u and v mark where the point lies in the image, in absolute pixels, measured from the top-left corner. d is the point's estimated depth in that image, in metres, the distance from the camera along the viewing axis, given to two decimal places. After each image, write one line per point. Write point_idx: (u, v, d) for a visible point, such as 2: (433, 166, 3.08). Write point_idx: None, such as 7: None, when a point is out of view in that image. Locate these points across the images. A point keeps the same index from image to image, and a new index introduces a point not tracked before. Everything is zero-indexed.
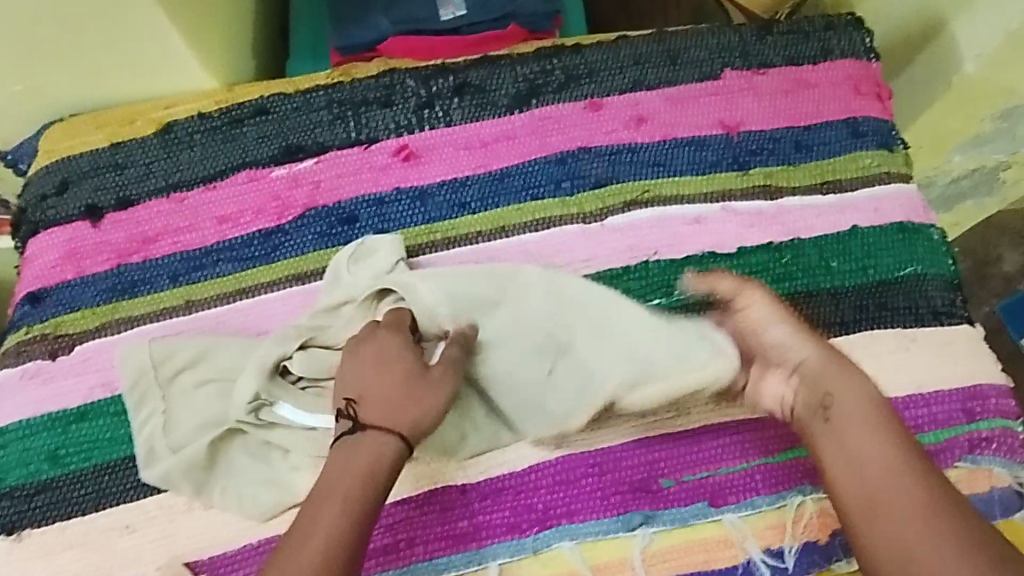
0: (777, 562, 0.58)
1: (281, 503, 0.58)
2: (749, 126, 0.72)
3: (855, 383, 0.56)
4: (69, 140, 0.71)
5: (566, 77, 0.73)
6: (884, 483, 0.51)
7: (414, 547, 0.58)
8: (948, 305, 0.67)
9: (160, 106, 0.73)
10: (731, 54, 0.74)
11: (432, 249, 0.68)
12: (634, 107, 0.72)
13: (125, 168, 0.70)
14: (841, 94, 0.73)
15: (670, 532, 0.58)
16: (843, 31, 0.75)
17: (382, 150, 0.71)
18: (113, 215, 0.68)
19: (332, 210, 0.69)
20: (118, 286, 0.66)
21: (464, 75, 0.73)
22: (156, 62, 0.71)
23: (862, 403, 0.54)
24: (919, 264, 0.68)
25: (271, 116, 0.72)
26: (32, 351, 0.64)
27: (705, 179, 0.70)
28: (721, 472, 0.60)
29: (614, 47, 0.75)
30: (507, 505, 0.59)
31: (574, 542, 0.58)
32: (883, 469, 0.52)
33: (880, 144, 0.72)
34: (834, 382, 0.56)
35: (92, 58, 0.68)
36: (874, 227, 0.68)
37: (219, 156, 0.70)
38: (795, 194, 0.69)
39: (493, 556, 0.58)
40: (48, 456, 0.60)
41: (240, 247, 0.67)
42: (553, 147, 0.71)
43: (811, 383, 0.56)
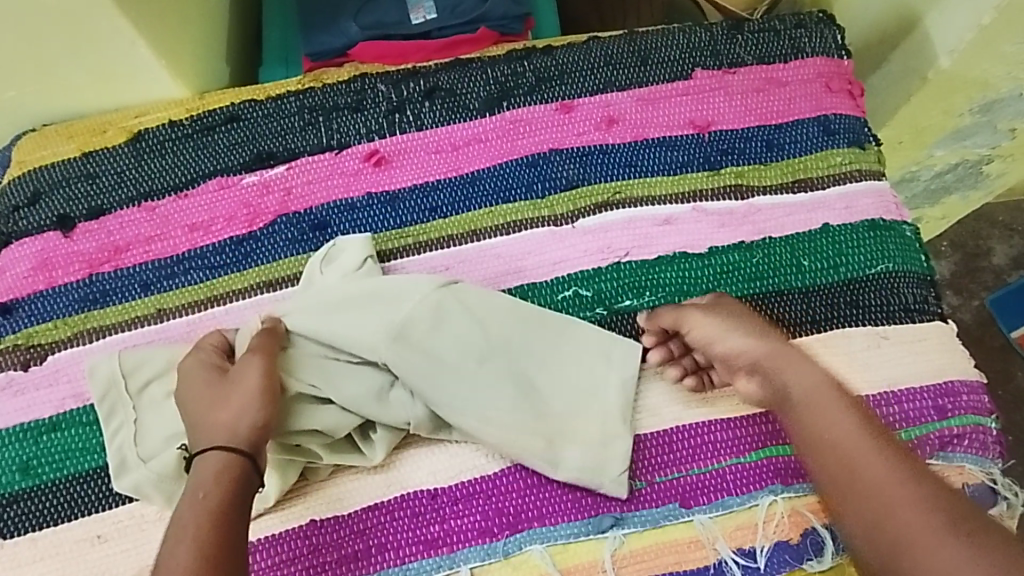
0: (748, 562, 0.58)
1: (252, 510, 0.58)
2: (720, 126, 0.71)
3: (813, 374, 0.59)
4: (41, 150, 0.71)
5: (537, 79, 0.73)
6: (856, 464, 0.55)
7: (385, 553, 0.57)
8: (921, 301, 0.66)
9: (130, 115, 0.73)
10: (702, 53, 0.74)
11: (404, 253, 0.68)
12: (605, 108, 0.72)
13: (96, 177, 0.70)
14: (811, 91, 0.73)
15: (641, 533, 0.58)
16: (813, 28, 0.75)
17: (353, 155, 0.71)
18: (84, 225, 0.68)
19: (304, 216, 0.69)
20: (90, 295, 0.66)
21: (435, 79, 0.73)
22: (125, 73, 0.71)
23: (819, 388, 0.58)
24: (892, 261, 0.67)
25: (243, 123, 0.72)
26: (4, 361, 0.64)
27: (676, 178, 0.70)
28: (692, 473, 0.59)
29: (584, 48, 0.75)
30: (478, 509, 0.59)
31: (544, 545, 0.58)
32: (846, 450, 0.56)
33: (851, 141, 0.72)
34: (791, 372, 0.59)
35: (60, 68, 0.69)
36: (846, 225, 0.68)
37: (189, 164, 0.70)
38: (766, 192, 0.69)
39: (464, 561, 0.57)
40: (20, 467, 0.60)
41: (212, 255, 0.68)
42: (523, 150, 0.71)
43: (775, 375, 0.60)
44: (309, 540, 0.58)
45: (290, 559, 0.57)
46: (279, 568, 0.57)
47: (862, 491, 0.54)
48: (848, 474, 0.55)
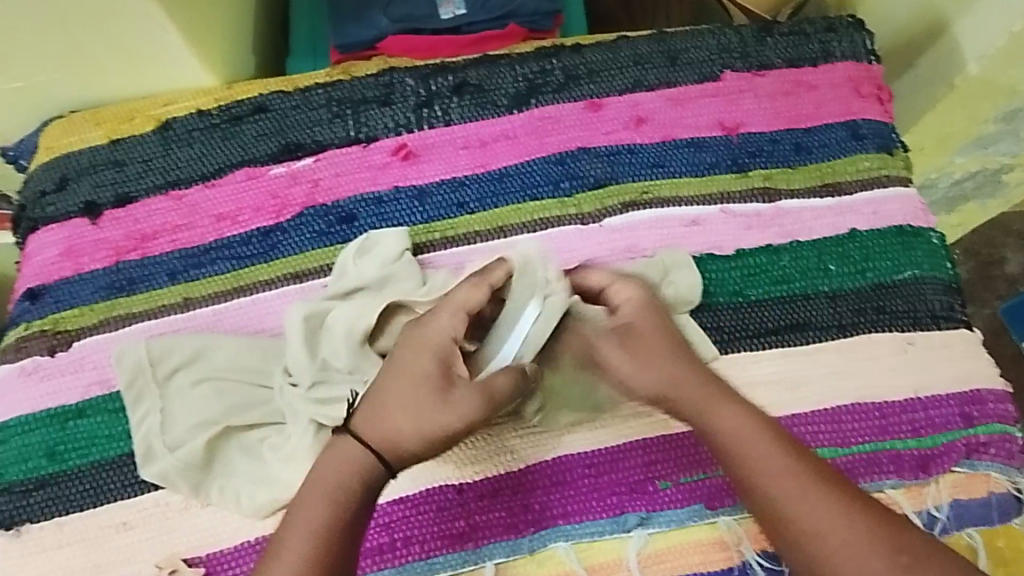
0: (772, 564, 0.58)
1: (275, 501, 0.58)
2: (748, 128, 0.71)
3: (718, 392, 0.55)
4: (69, 136, 0.71)
5: (565, 77, 0.73)
6: (793, 497, 0.51)
7: (411, 546, 0.58)
8: (947, 308, 0.66)
9: (159, 103, 0.73)
10: (732, 55, 0.74)
11: (431, 248, 0.68)
12: (633, 108, 0.72)
13: (124, 165, 0.70)
14: (842, 96, 0.73)
15: (665, 533, 0.58)
16: (844, 32, 0.75)
17: (381, 149, 0.71)
18: (112, 212, 0.68)
19: (331, 209, 0.69)
20: (117, 283, 0.66)
21: (463, 74, 0.73)
22: (155, 60, 0.71)
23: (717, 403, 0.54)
24: (919, 267, 0.67)
25: (271, 113, 0.72)
26: (31, 347, 0.64)
27: (704, 180, 0.70)
28: (718, 474, 0.59)
29: (614, 47, 0.74)
30: (503, 506, 0.59)
31: (568, 543, 0.58)
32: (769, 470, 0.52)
33: (880, 147, 0.72)
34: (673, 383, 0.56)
35: (90, 54, 0.68)
36: (873, 230, 0.68)
37: (218, 154, 0.70)
38: (794, 196, 0.69)
39: (490, 556, 0.58)
40: (47, 452, 0.60)
41: (239, 245, 0.68)
42: (551, 146, 0.71)
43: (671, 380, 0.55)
44: None
45: None
46: None
47: (790, 499, 0.51)
48: (771, 479, 0.52)
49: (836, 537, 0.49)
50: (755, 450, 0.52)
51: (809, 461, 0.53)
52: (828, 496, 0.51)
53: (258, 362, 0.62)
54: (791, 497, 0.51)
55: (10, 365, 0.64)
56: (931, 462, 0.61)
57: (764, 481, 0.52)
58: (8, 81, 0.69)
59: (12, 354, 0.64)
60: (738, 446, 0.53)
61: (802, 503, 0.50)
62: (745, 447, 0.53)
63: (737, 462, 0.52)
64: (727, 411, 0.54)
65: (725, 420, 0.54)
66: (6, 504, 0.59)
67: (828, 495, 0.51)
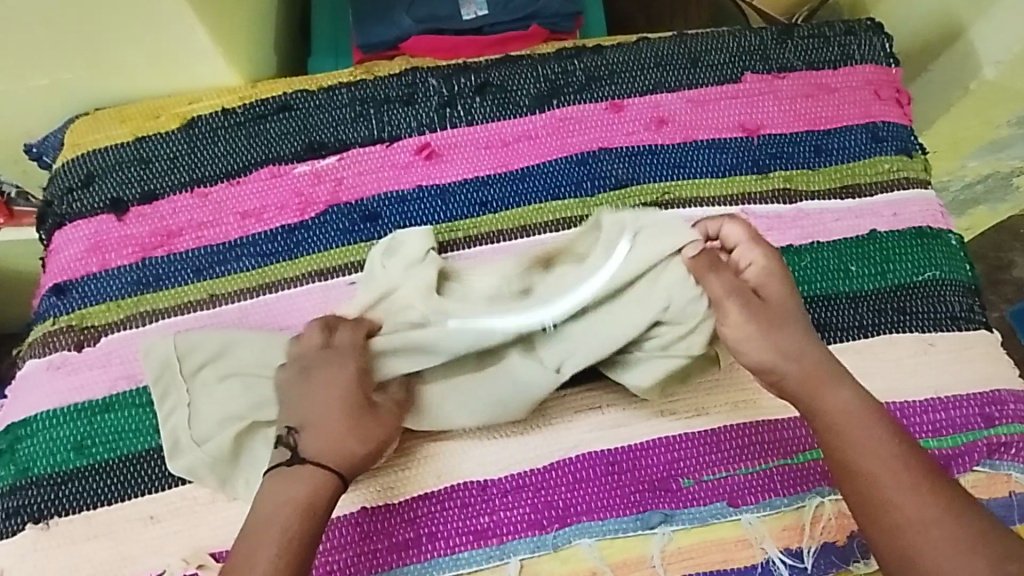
0: (795, 562, 0.58)
1: None
2: (770, 129, 0.72)
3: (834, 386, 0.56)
4: (94, 133, 0.72)
5: (587, 78, 0.74)
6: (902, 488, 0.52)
7: (435, 542, 0.58)
8: (966, 310, 0.67)
9: (183, 101, 0.73)
10: (752, 57, 0.75)
11: (455, 246, 0.68)
12: (655, 109, 0.73)
13: (149, 162, 0.71)
14: (861, 99, 0.74)
15: (688, 530, 0.59)
16: (863, 36, 0.76)
17: (404, 148, 0.71)
18: (137, 209, 0.69)
19: (354, 207, 0.69)
20: (143, 279, 0.67)
21: (485, 74, 0.74)
22: (180, 59, 0.71)
23: (838, 394, 0.55)
24: (938, 268, 0.68)
25: (294, 112, 0.72)
26: (58, 341, 0.65)
27: (725, 181, 0.70)
28: (740, 472, 0.60)
29: (634, 49, 0.75)
30: (527, 502, 0.59)
31: (592, 539, 0.58)
32: (878, 458, 0.53)
33: (899, 149, 0.72)
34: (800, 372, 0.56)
35: (117, 52, 0.69)
36: (892, 232, 0.69)
37: (242, 152, 0.71)
38: (814, 197, 0.70)
39: (514, 552, 0.58)
40: (74, 446, 0.61)
41: (263, 242, 0.68)
42: (573, 146, 0.72)
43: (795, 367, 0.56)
44: (361, 527, 0.59)
45: (339, 546, 0.58)
46: (329, 555, 0.58)
47: (879, 481, 0.52)
48: (868, 460, 0.53)
49: (919, 522, 0.51)
50: (857, 433, 0.54)
51: (909, 450, 0.54)
52: (920, 484, 0.52)
53: (283, 359, 0.61)
54: (881, 480, 0.52)
55: (38, 359, 0.65)
56: (952, 462, 0.62)
57: (859, 462, 0.53)
58: (36, 78, 0.70)
59: (39, 348, 0.65)
60: (842, 427, 0.54)
61: (892, 487, 0.52)
62: (847, 428, 0.54)
63: (838, 442, 0.54)
64: (837, 393, 0.55)
65: (833, 400, 0.55)
66: (33, 497, 0.60)
67: (921, 484, 0.52)
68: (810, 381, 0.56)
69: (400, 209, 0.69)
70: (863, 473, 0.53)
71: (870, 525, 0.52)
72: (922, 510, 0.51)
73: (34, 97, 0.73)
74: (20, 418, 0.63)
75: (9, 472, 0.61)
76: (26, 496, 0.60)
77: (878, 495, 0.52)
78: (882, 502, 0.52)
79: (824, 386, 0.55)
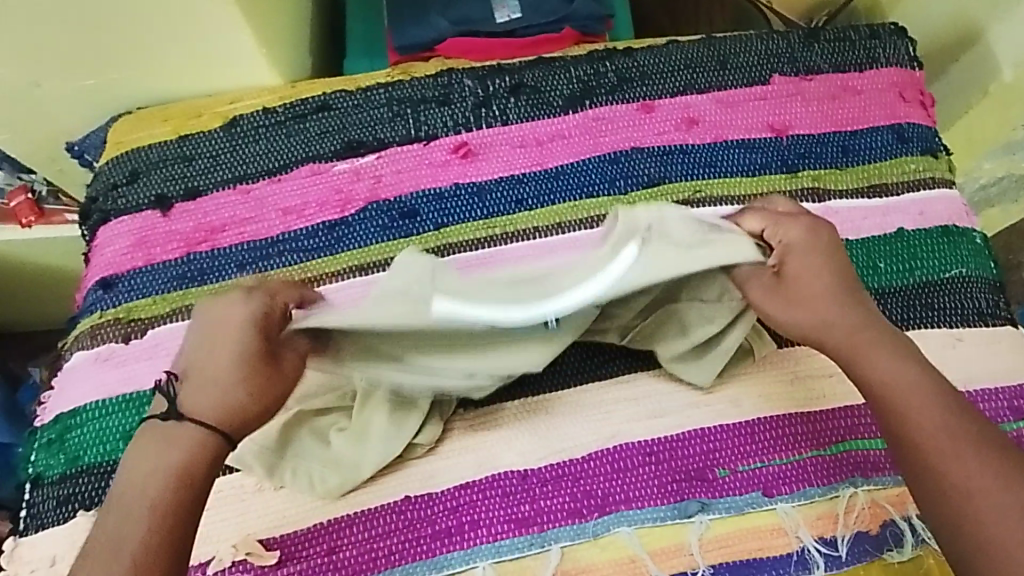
0: (830, 551, 0.60)
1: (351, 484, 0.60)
2: (798, 130, 0.74)
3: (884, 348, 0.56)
4: (137, 132, 0.74)
5: (619, 79, 0.76)
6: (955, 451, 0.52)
7: (478, 530, 0.60)
8: (992, 306, 0.69)
9: (225, 101, 0.75)
10: (780, 59, 0.76)
11: (492, 243, 0.70)
12: (685, 110, 0.74)
13: (192, 160, 0.72)
14: (886, 100, 0.75)
15: (725, 519, 0.60)
16: (887, 39, 0.78)
17: (440, 147, 0.73)
18: (181, 205, 0.71)
19: (394, 204, 0.71)
20: (187, 273, 0.68)
21: (519, 75, 0.75)
22: (223, 60, 0.73)
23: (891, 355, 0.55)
24: (964, 265, 0.70)
25: (333, 111, 0.74)
26: (106, 334, 0.67)
27: (755, 180, 0.72)
28: (775, 463, 0.61)
29: (665, 51, 0.77)
30: (567, 491, 0.61)
31: (631, 528, 0.60)
32: (933, 420, 0.53)
33: (925, 150, 0.74)
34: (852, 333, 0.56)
35: (163, 53, 0.71)
36: (919, 230, 0.70)
37: (283, 150, 0.73)
38: (842, 196, 0.72)
39: (555, 540, 0.60)
40: (124, 436, 0.63)
41: (305, 238, 0.70)
42: (605, 144, 0.73)
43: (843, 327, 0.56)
44: (404, 515, 0.60)
45: (383, 534, 0.60)
46: (374, 541, 0.59)
47: (940, 448, 0.52)
48: (928, 427, 0.53)
49: (978, 490, 0.50)
50: (914, 401, 0.54)
51: (965, 419, 0.53)
52: (983, 453, 0.52)
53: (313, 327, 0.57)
54: (942, 446, 0.52)
55: (86, 351, 0.66)
56: None
57: (918, 429, 0.53)
58: (82, 78, 0.72)
59: (87, 341, 0.67)
60: (898, 393, 0.54)
61: (954, 455, 0.52)
62: (906, 393, 0.54)
63: (900, 411, 0.54)
64: (890, 358, 0.55)
65: (888, 367, 0.55)
66: (85, 485, 0.62)
67: (983, 452, 0.52)
68: (862, 346, 0.56)
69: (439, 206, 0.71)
70: (923, 439, 0.52)
71: (928, 495, 0.52)
72: (984, 479, 0.51)
73: (79, 96, 0.75)
74: (70, 408, 0.65)
75: (59, 461, 0.63)
76: (76, 484, 0.62)
77: (940, 462, 0.52)
78: (943, 469, 0.51)
79: (877, 351, 0.55)
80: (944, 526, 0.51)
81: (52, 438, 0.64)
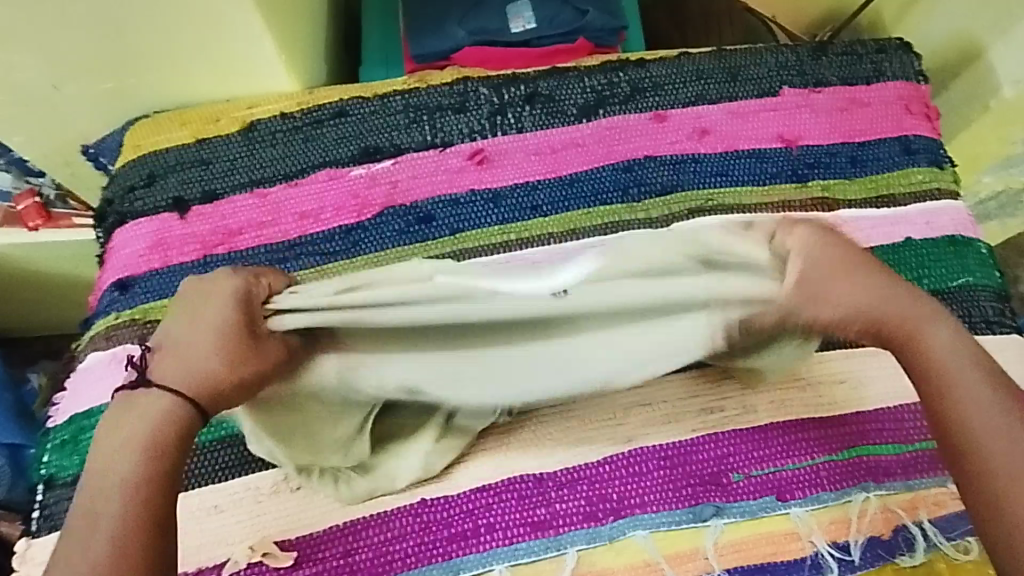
0: (843, 555, 0.60)
1: (369, 487, 0.60)
2: (808, 141, 0.75)
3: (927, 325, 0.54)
4: (155, 136, 0.74)
5: (631, 89, 0.77)
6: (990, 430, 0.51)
7: (494, 533, 0.60)
8: (998, 314, 0.70)
9: (243, 106, 0.76)
10: (790, 72, 0.78)
11: (507, 248, 0.71)
12: (697, 120, 0.76)
13: (209, 163, 0.73)
14: (893, 113, 0.77)
15: (739, 524, 0.60)
16: (894, 54, 0.80)
17: (456, 153, 0.74)
18: (198, 208, 0.71)
19: (409, 209, 0.72)
20: (205, 276, 0.69)
21: (534, 85, 0.77)
22: (243, 66, 0.74)
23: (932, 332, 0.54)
24: (971, 275, 0.71)
25: (350, 118, 0.75)
26: (122, 335, 0.67)
27: (765, 189, 0.73)
28: (788, 468, 0.62)
29: (677, 62, 0.78)
30: (582, 495, 0.61)
31: (646, 532, 0.60)
32: (971, 398, 0.52)
33: (930, 161, 0.76)
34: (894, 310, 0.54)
35: (184, 59, 0.72)
36: (926, 239, 0.72)
37: (300, 155, 0.73)
38: (851, 206, 0.73)
39: (571, 543, 0.60)
40: None
41: (322, 242, 0.70)
42: (618, 153, 0.74)
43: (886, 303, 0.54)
44: (421, 518, 0.60)
45: (399, 536, 0.60)
46: (391, 544, 0.59)
47: (980, 416, 0.51)
48: (972, 395, 0.52)
49: (1007, 461, 0.49)
50: (961, 372, 0.53)
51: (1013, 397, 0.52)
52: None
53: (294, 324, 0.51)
54: (983, 414, 0.51)
55: (102, 352, 0.66)
56: None
57: (959, 394, 0.52)
58: (103, 81, 0.73)
59: (102, 342, 0.67)
60: (945, 360, 0.53)
61: (991, 424, 0.51)
62: (954, 363, 0.53)
63: (933, 389, 0.53)
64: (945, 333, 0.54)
65: (942, 339, 0.54)
66: None
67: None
68: (919, 318, 0.54)
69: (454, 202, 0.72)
70: (962, 404, 0.52)
71: (956, 455, 0.51)
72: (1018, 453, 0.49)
73: (98, 99, 0.76)
74: (85, 409, 0.65)
75: (74, 462, 0.64)
76: None
77: (976, 428, 0.51)
78: (976, 434, 0.51)
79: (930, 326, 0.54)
80: (965, 489, 0.51)
81: (66, 439, 0.64)
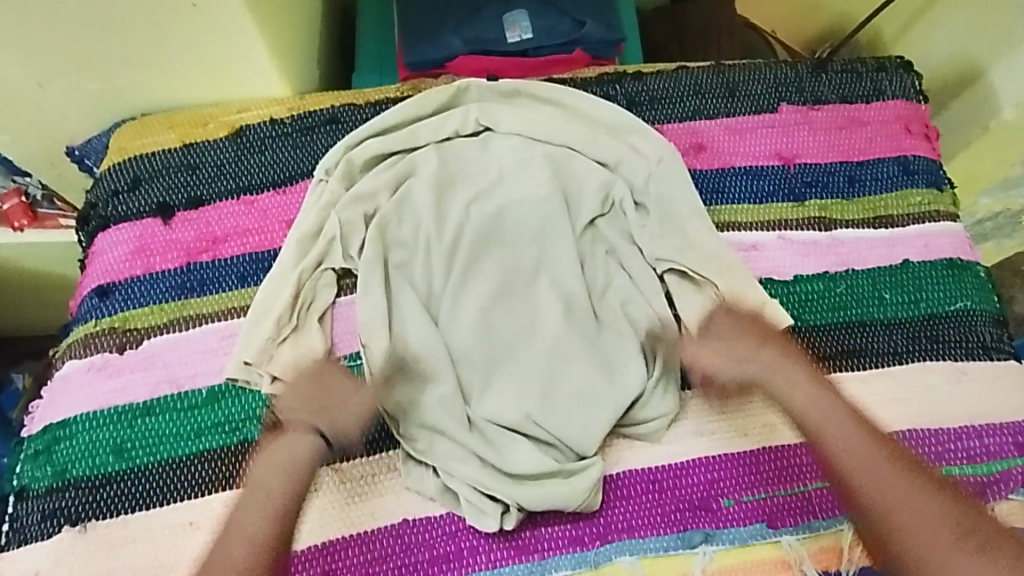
0: None
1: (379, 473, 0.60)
2: (806, 159, 0.74)
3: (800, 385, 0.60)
4: (142, 138, 0.73)
5: (628, 102, 0.76)
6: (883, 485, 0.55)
7: (476, 556, 0.58)
8: (996, 340, 0.69)
9: (232, 110, 0.74)
10: (788, 89, 0.77)
11: None
12: (693, 135, 0.75)
13: (196, 168, 0.71)
14: (892, 133, 0.76)
15: (729, 551, 0.59)
16: (894, 73, 0.79)
17: None
18: (183, 214, 0.70)
19: None
20: (188, 283, 0.67)
21: None
22: (234, 70, 0.73)
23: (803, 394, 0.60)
24: (968, 299, 0.70)
25: (342, 125, 0.74)
26: (100, 343, 0.65)
27: (762, 208, 0.72)
28: (779, 494, 0.61)
29: (675, 77, 0.77)
30: (569, 518, 0.60)
31: (635, 557, 0.58)
32: (858, 458, 0.56)
33: (929, 183, 0.75)
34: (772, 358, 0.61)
35: (173, 62, 0.70)
36: (924, 262, 0.71)
37: (290, 162, 0.72)
38: (848, 226, 0.72)
39: (556, 568, 0.58)
40: (114, 449, 0.62)
41: None
42: (602, 154, 0.71)
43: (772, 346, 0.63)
44: (402, 539, 0.59)
45: (381, 557, 0.58)
46: (370, 565, 0.58)
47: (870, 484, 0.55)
48: (857, 462, 0.56)
49: (919, 519, 0.53)
50: (842, 441, 0.57)
51: (889, 449, 0.56)
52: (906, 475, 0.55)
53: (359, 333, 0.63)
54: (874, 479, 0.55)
55: (79, 360, 0.65)
56: (987, 489, 0.63)
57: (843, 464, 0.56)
58: (89, 82, 0.71)
59: (80, 350, 0.65)
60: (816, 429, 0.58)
61: (881, 485, 0.55)
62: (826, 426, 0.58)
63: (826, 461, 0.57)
64: (804, 390, 0.60)
65: (810, 408, 0.59)
66: (71, 500, 0.60)
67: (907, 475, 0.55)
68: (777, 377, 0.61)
69: (437, 197, 0.68)
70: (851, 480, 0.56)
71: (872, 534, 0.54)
72: (916, 504, 0.53)
73: (85, 100, 0.74)
74: (59, 419, 0.63)
75: (46, 473, 0.61)
76: (62, 498, 0.60)
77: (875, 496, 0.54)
78: (880, 504, 0.54)
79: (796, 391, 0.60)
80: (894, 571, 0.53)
81: (40, 449, 0.62)
